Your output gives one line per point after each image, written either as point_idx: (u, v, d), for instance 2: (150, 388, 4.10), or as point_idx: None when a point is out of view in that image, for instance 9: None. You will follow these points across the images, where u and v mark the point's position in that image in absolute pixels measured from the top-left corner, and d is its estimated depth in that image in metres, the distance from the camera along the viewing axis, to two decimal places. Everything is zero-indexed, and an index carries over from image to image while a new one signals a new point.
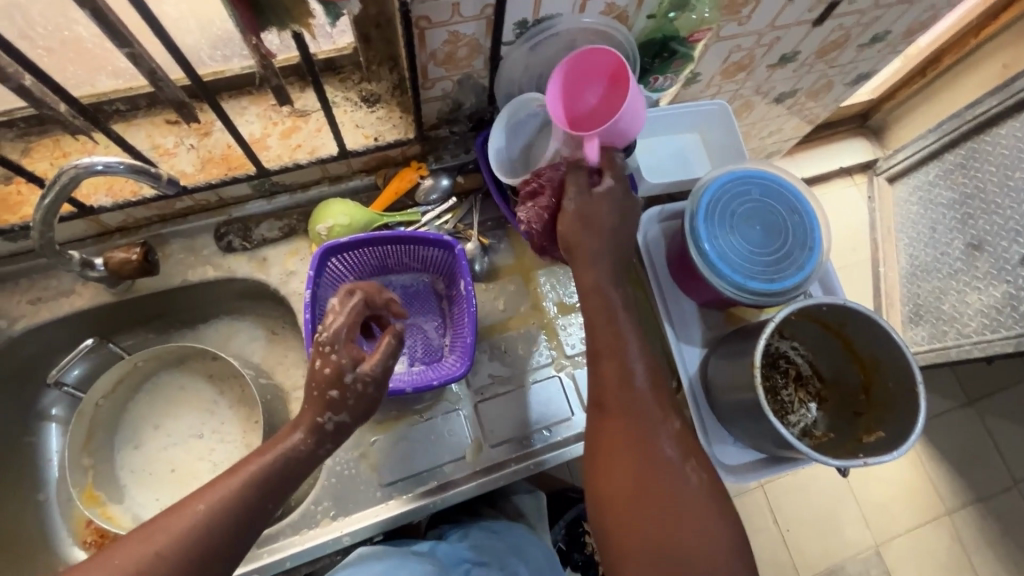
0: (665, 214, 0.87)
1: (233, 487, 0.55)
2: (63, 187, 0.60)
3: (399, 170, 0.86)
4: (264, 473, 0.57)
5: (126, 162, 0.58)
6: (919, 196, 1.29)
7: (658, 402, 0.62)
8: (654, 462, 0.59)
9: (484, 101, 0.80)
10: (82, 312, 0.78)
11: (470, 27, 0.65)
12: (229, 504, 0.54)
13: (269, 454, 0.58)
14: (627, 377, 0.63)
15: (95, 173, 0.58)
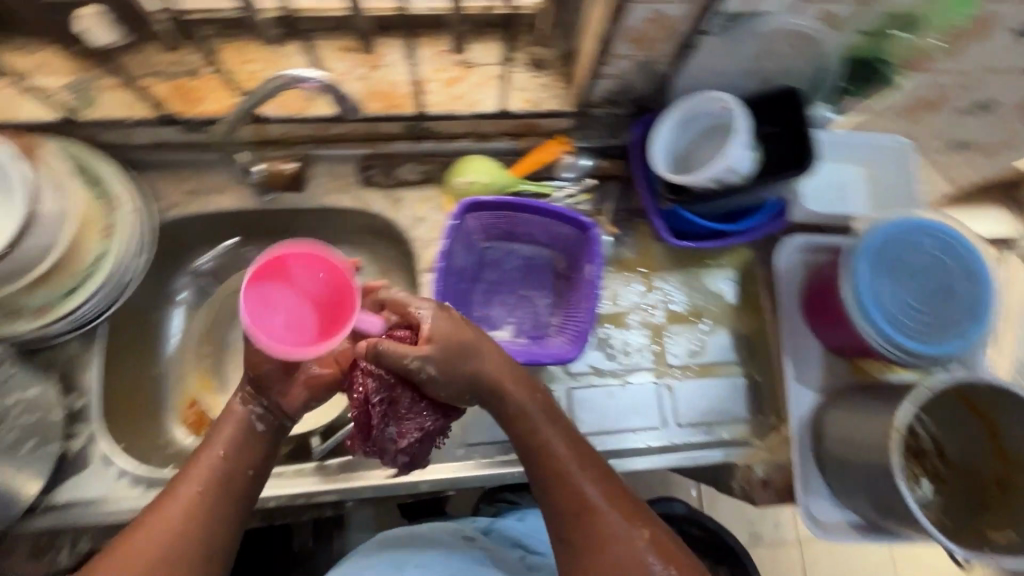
0: (810, 246, 0.82)
1: (186, 492, 0.56)
2: (270, 90, 0.64)
3: (544, 141, 0.85)
4: (192, 500, 0.56)
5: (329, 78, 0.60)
6: None
7: (541, 414, 0.61)
8: (602, 524, 0.57)
9: (655, 88, 0.77)
10: (227, 211, 0.82)
11: (678, 8, 0.62)
12: (184, 507, 0.56)
13: (224, 442, 0.60)
14: (514, 422, 0.61)
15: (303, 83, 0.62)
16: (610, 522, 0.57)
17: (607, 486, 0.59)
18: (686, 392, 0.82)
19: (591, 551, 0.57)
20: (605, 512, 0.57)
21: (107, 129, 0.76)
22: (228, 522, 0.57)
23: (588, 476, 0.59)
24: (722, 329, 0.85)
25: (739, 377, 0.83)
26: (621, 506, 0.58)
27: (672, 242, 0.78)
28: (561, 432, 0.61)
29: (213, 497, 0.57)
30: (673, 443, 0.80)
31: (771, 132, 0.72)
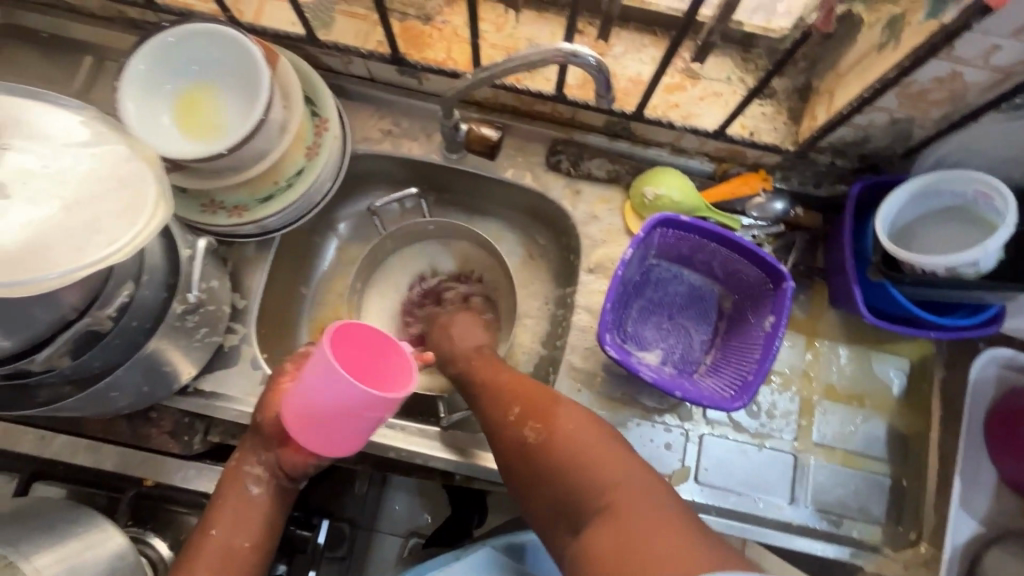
0: (1012, 362, 0.75)
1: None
2: (527, 61, 0.60)
3: (743, 173, 0.80)
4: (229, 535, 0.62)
5: (597, 60, 0.58)
6: None
7: (516, 389, 0.65)
8: (552, 437, 0.59)
9: (896, 149, 0.70)
10: (412, 159, 0.83)
11: (979, 75, 0.56)
12: (211, 560, 0.61)
13: (227, 515, 0.63)
14: (489, 392, 0.67)
15: (574, 62, 0.58)
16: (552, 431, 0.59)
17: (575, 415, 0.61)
18: (822, 474, 0.75)
19: (545, 462, 0.58)
20: (560, 418, 0.60)
21: (332, 52, 0.77)
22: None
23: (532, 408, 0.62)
24: (879, 421, 0.77)
25: (886, 478, 0.75)
26: (565, 416, 0.60)
27: (864, 318, 0.72)
28: (524, 385, 0.65)
29: (228, 567, 0.61)
30: (792, 523, 0.73)
31: (1019, 233, 0.65)
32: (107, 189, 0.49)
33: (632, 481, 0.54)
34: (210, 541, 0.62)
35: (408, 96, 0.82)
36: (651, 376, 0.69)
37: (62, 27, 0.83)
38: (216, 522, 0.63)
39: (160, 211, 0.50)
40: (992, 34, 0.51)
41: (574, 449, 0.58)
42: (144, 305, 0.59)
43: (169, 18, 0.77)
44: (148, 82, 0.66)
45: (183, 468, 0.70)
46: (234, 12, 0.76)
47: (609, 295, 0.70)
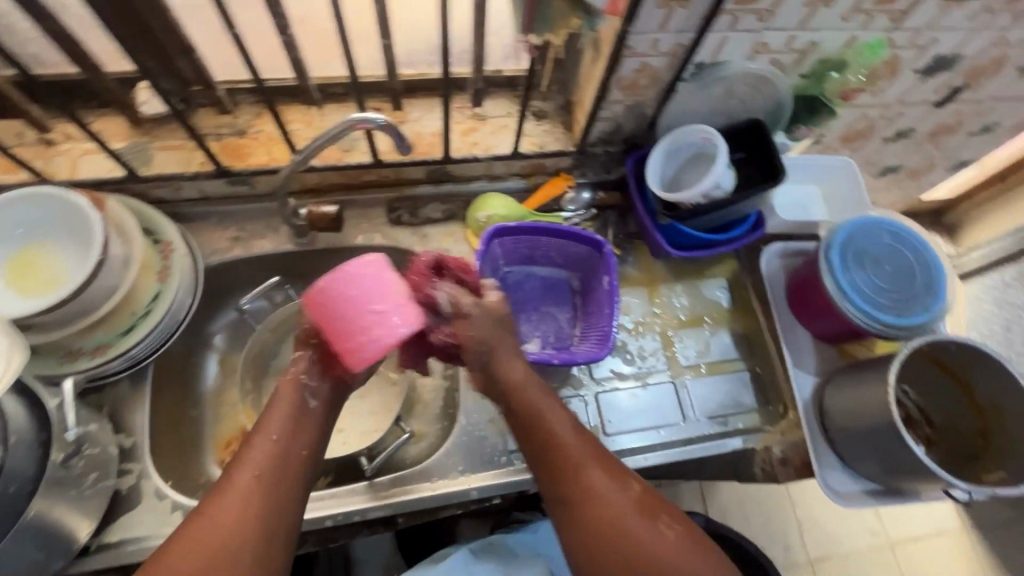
0: (787, 251, 0.96)
1: (244, 479, 0.60)
2: (332, 136, 0.72)
3: (550, 179, 0.98)
4: (269, 453, 0.62)
5: (386, 120, 0.71)
6: (995, 297, 1.40)
7: (575, 440, 0.66)
8: (597, 489, 0.63)
9: (642, 128, 0.91)
10: (268, 255, 0.89)
11: (660, 60, 0.77)
12: (268, 458, 0.62)
13: (282, 420, 0.65)
14: (536, 433, 0.67)
15: (365, 126, 0.71)
16: (590, 457, 0.66)
17: (602, 463, 0.65)
18: (700, 388, 0.90)
19: (586, 517, 0.62)
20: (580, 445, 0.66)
21: (159, 184, 0.83)
22: (297, 493, 0.62)
23: (576, 443, 0.66)
24: (723, 331, 0.94)
25: (744, 371, 0.92)
26: (607, 465, 0.65)
27: (673, 254, 0.89)
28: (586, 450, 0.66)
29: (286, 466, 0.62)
30: (694, 436, 0.86)
31: (742, 159, 0.87)
32: None
33: (672, 539, 0.61)
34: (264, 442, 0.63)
35: (247, 202, 0.89)
36: (532, 356, 0.80)
37: None
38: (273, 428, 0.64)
39: (12, 357, 0.52)
40: (648, 32, 0.72)
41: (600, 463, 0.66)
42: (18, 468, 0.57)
43: None
44: None
45: None
46: (48, 175, 0.79)
47: None
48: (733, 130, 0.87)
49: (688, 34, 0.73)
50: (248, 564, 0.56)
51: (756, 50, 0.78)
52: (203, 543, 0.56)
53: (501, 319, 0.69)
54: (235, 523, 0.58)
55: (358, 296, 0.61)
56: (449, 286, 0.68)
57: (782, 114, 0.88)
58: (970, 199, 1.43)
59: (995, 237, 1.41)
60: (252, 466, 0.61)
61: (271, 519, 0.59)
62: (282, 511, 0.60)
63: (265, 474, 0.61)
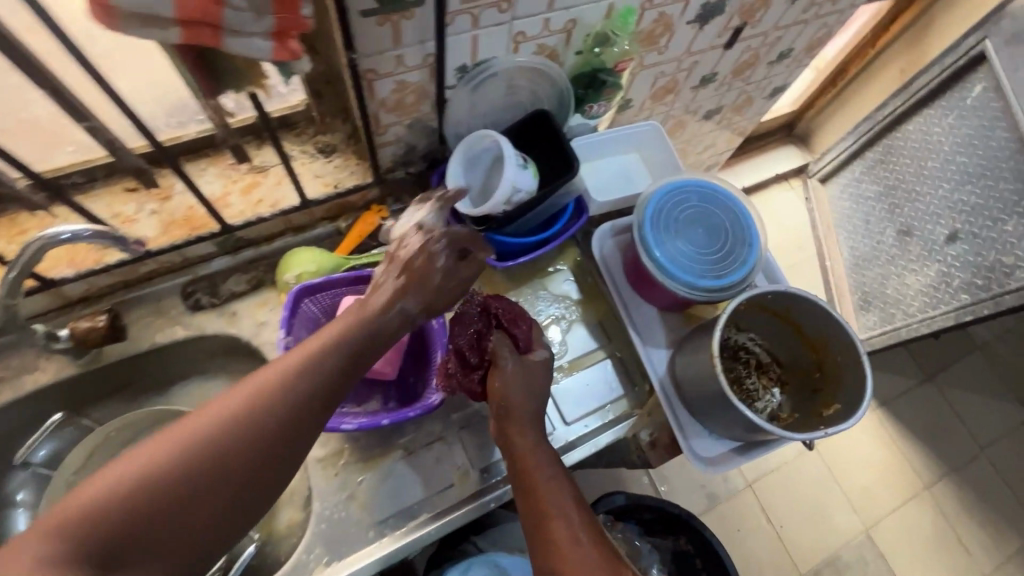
0: (617, 229, 0.93)
1: (318, 407, 0.53)
2: (26, 261, 0.62)
3: (361, 214, 0.90)
4: (324, 375, 0.54)
5: (91, 230, 0.60)
6: (850, 194, 1.57)
7: (572, 503, 0.63)
8: (587, 559, 0.58)
9: (437, 141, 0.85)
10: (47, 388, 0.77)
11: (415, 75, 0.71)
12: (350, 348, 0.57)
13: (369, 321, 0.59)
14: (535, 499, 0.64)
15: (59, 242, 0.60)
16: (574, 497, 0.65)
17: (595, 535, 0.61)
18: (564, 391, 0.87)
19: None
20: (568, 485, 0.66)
21: None
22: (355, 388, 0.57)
23: (561, 482, 0.66)
24: (577, 324, 0.93)
25: (604, 360, 0.91)
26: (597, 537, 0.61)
27: (498, 265, 0.84)
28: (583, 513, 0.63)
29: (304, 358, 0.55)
30: (567, 443, 0.84)
31: (541, 152, 0.83)
32: None
33: None
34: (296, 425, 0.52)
35: None
36: (354, 423, 0.72)
37: None
38: (358, 336, 0.58)
39: None
40: (383, 50, 0.65)
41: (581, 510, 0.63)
42: None
43: None
44: None
45: None
46: None
47: None
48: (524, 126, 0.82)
49: (429, 43, 0.67)
50: (276, 423, 0.50)
51: (514, 42, 0.73)
52: (234, 419, 0.49)
53: (539, 394, 0.73)
54: (284, 390, 0.52)
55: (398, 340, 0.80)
56: (514, 359, 0.72)
57: (567, 99, 0.84)
58: (814, 107, 1.70)
59: (839, 141, 1.61)
60: (309, 353, 0.54)
61: (314, 406, 0.53)
62: (331, 397, 0.55)
63: (320, 409, 0.53)
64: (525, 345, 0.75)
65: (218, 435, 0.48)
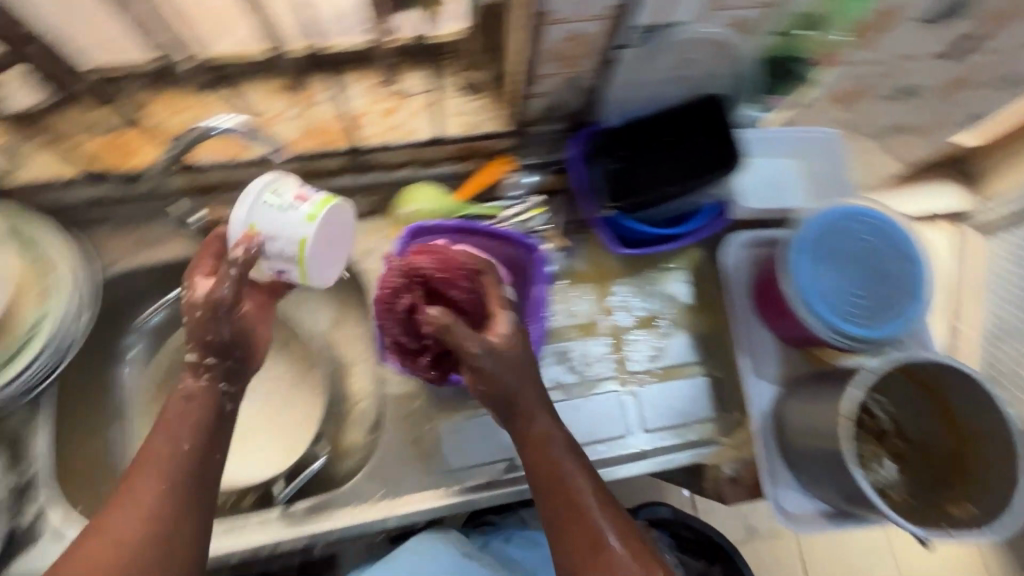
0: (755, 240, 0.84)
1: (153, 482, 0.57)
2: (188, 143, 0.66)
3: (488, 161, 0.86)
4: (195, 419, 0.62)
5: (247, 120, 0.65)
6: None
7: (559, 494, 0.61)
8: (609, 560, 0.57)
9: (587, 102, 0.79)
10: (173, 261, 0.82)
11: (591, 26, 0.64)
12: (180, 464, 0.59)
13: (174, 413, 0.62)
14: (549, 483, 0.62)
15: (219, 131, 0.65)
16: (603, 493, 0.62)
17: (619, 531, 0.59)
18: (651, 396, 0.82)
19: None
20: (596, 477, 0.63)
21: (37, 187, 0.74)
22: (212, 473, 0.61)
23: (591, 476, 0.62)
24: (681, 331, 0.86)
25: (701, 376, 0.84)
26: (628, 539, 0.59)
27: (619, 250, 0.79)
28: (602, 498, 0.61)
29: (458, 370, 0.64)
30: (642, 450, 0.80)
31: (701, 140, 0.76)
32: None
33: None
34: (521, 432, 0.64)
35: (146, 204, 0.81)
36: (440, 374, 0.73)
37: None
38: (178, 429, 0.61)
39: None
40: None
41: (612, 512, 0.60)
42: None
43: None
44: None
45: None
46: None
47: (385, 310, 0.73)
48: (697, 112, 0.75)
49: None
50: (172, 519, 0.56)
51: (709, 9, 0.63)
52: (198, 450, 0.61)
53: (520, 366, 0.64)
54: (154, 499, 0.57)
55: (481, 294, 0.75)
56: (484, 350, 0.61)
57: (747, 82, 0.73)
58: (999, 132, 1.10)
59: None
60: (155, 455, 0.59)
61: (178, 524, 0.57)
62: (180, 524, 0.57)
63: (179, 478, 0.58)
64: (478, 310, 0.69)
65: (178, 533, 0.56)
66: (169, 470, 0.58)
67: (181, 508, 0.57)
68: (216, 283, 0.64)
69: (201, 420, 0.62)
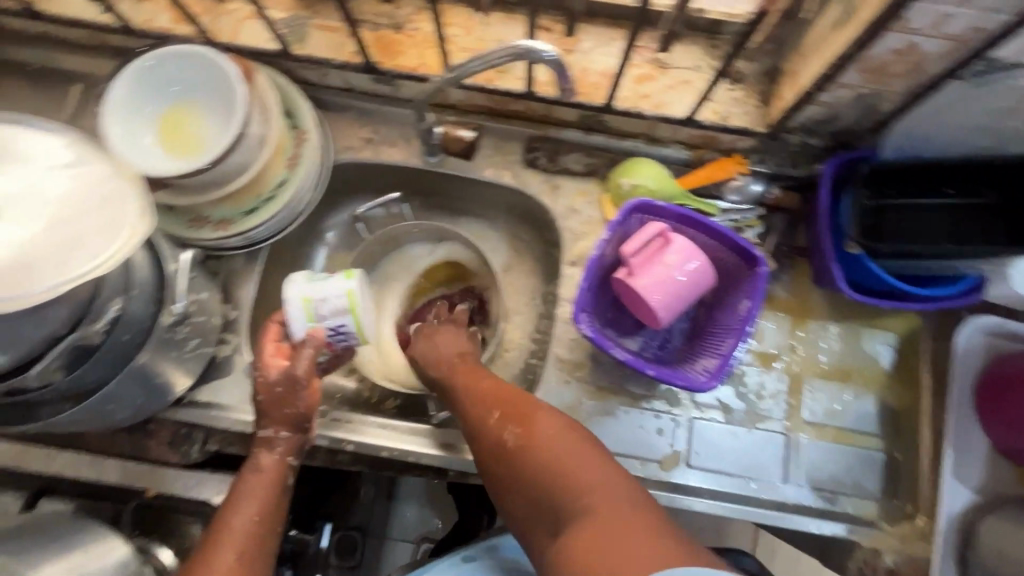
0: (1000, 330, 0.73)
1: (226, 554, 0.56)
2: (487, 61, 0.62)
3: (718, 158, 0.81)
4: (246, 530, 0.58)
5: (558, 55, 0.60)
6: None
7: (516, 427, 0.60)
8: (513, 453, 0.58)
9: (866, 125, 0.71)
10: (392, 165, 0.85)
11: (937, 44, 0.56)
12: (254, 525, 0.58)
13: (253, 502, 0.59)
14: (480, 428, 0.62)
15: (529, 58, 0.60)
16: (549, 459, 0.56)
17: (554, 427, 0.58)
18: (816, 452, 0.76)
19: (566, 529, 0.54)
20: (539, 421, 0.59)
21: (308, 66, 0.79)
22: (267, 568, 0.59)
23: (521, 430, 0.59)
24: (868, 396, 0.77)
25: (878, 452, 0.75)
26: (529, 423, 0.59)
27: (846, 294, 0.71)
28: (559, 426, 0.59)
29: (451, 377, 0.68)
30: (789, 503, 0.74)
31: (988, 205, 0.67)
32: (88, 207, 0.52)
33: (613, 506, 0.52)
34: (481, 431, 0.61)
35: (385, 104, 0.84)
36: (623, 355, 0.70)
37: (50, 58, 0.85)
38: (241, 509, 0.59)
39: (142, 224, 0.53)
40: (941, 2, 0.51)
41: (563, 488, 0.55)
42: (136, 316, 0.61)
43: (150, 42, 0.79)
44: (126, 105, 0.69)
45: (188, 478, 0.72)
46: (212, 33, 0.78)
47: (587, 275, 0.71)
48: (996, 166, 0.65)
49: (999, 16, 0.51)
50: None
51: None
52: (264, 517, 0.59)
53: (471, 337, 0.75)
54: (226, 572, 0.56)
55: (687, 284, 0.72)
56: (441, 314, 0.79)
57: None
58: None
59: None
60: (230, 536, 0.57)
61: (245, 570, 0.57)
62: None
63: (248, 539, 0.58)
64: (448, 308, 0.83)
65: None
66: (247, 542, 0.58)
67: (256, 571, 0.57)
68: (293, 359, 0.64)
69: (266, 513, 0.59)
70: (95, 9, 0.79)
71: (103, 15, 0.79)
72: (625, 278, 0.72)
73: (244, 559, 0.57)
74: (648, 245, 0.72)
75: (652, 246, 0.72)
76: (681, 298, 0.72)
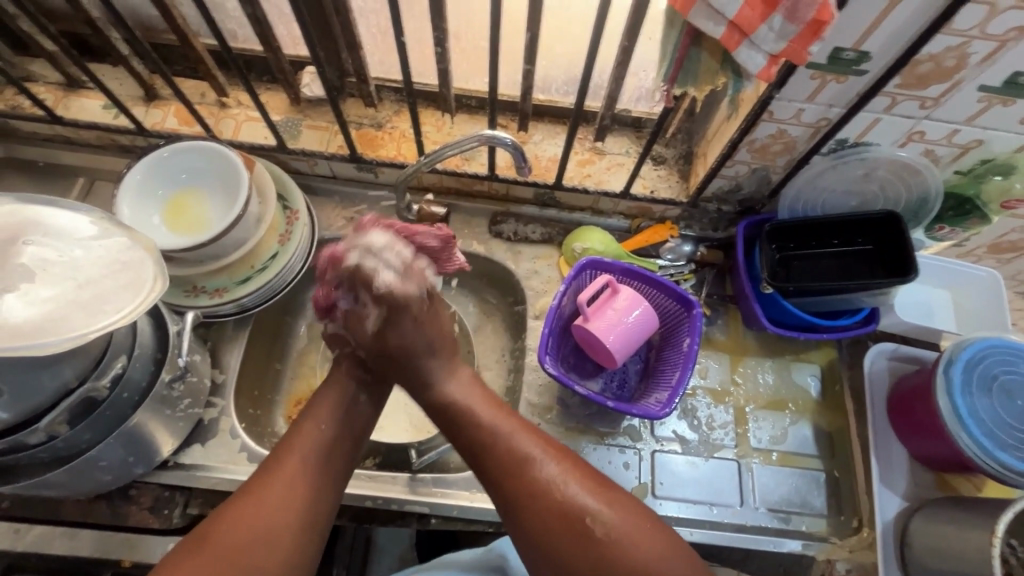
0: (898, 354, 0.87)
1: (294, 466, 0.63)
2: (459, 147, 0.76)
3: (654, 224, 0.96)
4: (317, 443, 0.66)
5: (513, 140, 0.73)
6: None
7: (516, 435, 0.66)
8: (525, 461, 0.64)
9: (764, 193, 0.88)
10: None
11: (799, 130, 0.74)
12: (317, 442, 0.66)
13: (330, 411, 0.69)
14: (478, 435, 0.67)
15: (490, 142, 0.74)
16: (610, 529, 0.59)
17: (548, 449, 0.65)
18: (766, 476, 0.83)
19: (548, 527, 0.60)
20: (532, 452, 0.65)
21: (299, 158, 0.92)
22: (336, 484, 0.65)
23: (576, 486, 0.62)
24: (803, 422, 0.87)
25: (819, 471, 0.84)
26: (549, 453, 0.65)
27: (769, 329, 0.84)
28: (549, 449, 0.65)
29: (476, 411, 0.69)
30: (748, 525, 0.80)
31: (868, 250, 0.83)
32: (114, 270, 0.59)
33: (628, 522, 0.60)
34: (543, 481, 0.62)
35: (367, 188, 0.97)
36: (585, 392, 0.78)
37: (58, 157, 0.94)
38: (314, 421, 0.67)
39: (159, 283, 0.60)
40: (794, 100, 0.69)
41: (613, 551, 0.58)
42: (135, 377, 0.65)
43: (157, 140, 0.90)
44: (140, 191, 0.79)
45: (165, 545, 0.73)
46: (215, 132, 0.91)
47: (548, 322, 0.81)
48: (866, 221, 0.82)
49: (836, 108, 0.70)
50: (302, 506, 0.60)
51: (909, 136, 0.73)
52: (332, 435, 0.67)
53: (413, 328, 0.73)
54: (287, 494, 0.61)
55: (637, 325, 0.82)
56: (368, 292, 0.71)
57: (925, 209, 0.81)
58: None
59: None
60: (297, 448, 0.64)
61: (312, 498, 0.62)
62: (323, 500, 0.63)
63: (313, 455, 0.64)
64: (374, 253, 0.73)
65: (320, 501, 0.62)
66: (315, 455, 0.65)
67: (322, 490, 0.63)
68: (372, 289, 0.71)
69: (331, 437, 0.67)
70: (108, 114, 0.91)
71: (115, 119, 0.90)
72: (582, 325, 0.82)
73: (309, 478, 0.62)
74: (600, 295, 0.84)
75: (602, 296, 0.83)
76: (636, 337, 0.82)
